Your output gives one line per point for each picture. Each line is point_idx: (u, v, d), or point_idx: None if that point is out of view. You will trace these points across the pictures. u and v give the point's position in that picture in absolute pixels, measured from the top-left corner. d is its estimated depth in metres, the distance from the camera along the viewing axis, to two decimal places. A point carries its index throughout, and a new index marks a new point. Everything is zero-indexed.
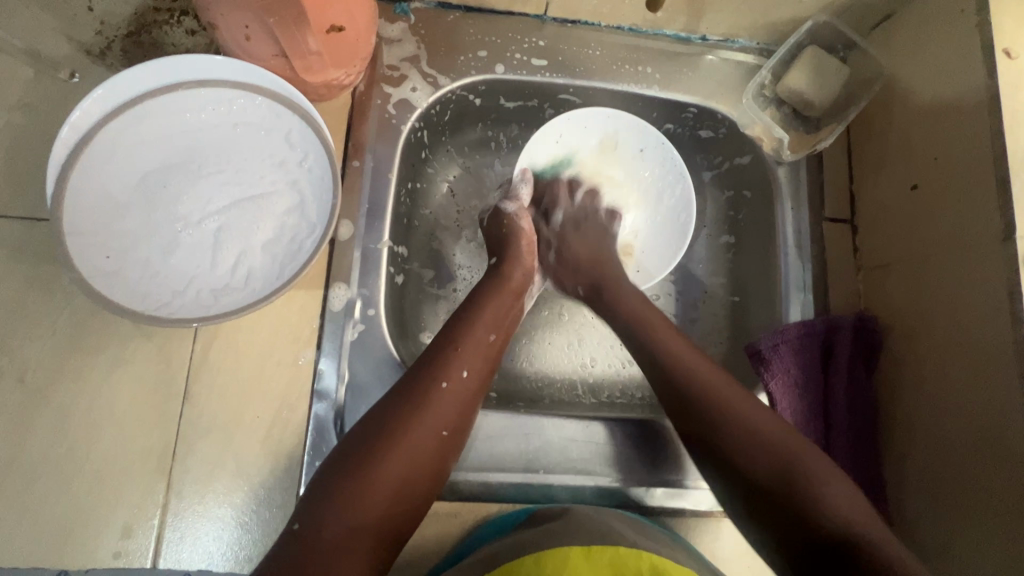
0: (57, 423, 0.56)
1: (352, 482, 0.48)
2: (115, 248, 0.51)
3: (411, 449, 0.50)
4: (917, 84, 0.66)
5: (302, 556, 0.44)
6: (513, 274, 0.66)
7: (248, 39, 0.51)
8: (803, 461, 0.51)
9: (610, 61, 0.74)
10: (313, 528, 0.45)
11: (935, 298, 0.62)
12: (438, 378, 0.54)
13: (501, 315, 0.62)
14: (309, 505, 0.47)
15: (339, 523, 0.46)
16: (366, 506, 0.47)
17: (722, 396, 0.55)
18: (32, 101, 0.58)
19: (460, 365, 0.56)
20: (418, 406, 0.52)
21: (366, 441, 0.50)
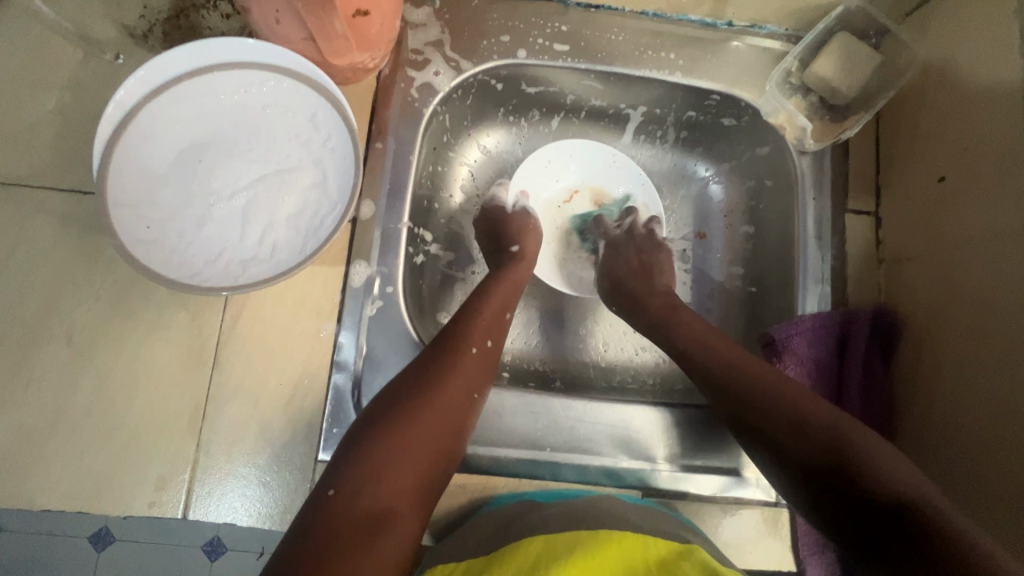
0: (99, 381, 0.60)
1: (391, 446, 0.51)
2: (154, 219, 0.54)
3: (444, 411, 0.55)
4: (952, 73, 0.64)
5: (344, 517, 0.47)
6: (516, 268, 0.70)
7: (278, 22, 0.54)
8: (849, 437, 0.51)
9: (632, 46, 0.74)
10: (350, 492, 0.48)
11: (957, 294, 0.61)
12: (463, 346, 0.59)
13: (511, 292, 0.68)
14: (339, 470, 0.50)
15: (385, 486, 0.49)
16: (407, 470, 0.51)
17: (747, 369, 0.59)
18: (82, 80, 0.62)
19: (485, 335, 0.62)
20: (444, 372, 0.57)
21: (399, 406, 0.53)
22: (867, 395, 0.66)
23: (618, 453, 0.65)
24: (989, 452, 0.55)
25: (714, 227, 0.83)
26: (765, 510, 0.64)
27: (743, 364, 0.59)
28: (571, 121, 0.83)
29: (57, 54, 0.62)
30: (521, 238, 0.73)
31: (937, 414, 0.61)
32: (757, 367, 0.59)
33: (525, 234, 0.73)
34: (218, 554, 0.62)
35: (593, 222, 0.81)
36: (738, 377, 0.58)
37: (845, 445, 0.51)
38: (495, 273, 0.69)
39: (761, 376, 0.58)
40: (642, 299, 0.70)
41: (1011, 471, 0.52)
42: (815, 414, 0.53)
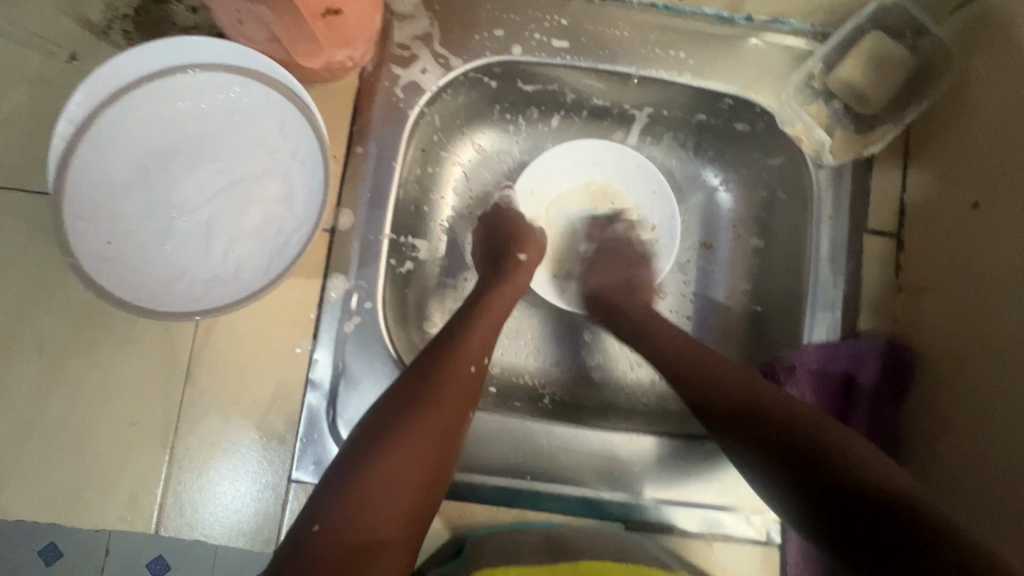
0: (70, 393, 0.59)
1: (381, 476, 0.47)
2: (115, 234, 0.51)
3: (438, 436, 0.50)
4: (996, 84, 0.57)
5: (331, 554, 0.44)
6: (518, 274, 0.65)
7: (240, 23, 0.49)
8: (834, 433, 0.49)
9: (639, 43, 0.67)
10: (336, 527, 0.45)
11: (982, 337, 0.55)
12: (464, 362, 0.54)
13: (508, 301, 0.63)
14: (325, 501, 0.46)
15: (374, 521, 0.46)
16: (400, 500, 0.47)
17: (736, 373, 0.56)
18: (43, 79, 0.59)
19: (484, 350, 0.57)
20: (438, 394, 0.52)
21: (390, 432, 0.49)
22: (874, 434, 0.62)
23: (602, 483, 0.62)
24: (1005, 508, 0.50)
25: (721, 238, 0.77)
26: (755, 548, 0.61)
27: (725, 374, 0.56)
28: (572, 119, 0.77)
29: (14, 52, 0.58)
30: (528, 248, 0.68)
31: (947, 457, 0.57)
32: (736, 369, 0.56)
33: (533, 245, 0.69)
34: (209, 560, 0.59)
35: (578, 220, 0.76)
36: (707, 385, 0.56)
37: (822, 438, 0.48)
38: (493, 281, 0.64)
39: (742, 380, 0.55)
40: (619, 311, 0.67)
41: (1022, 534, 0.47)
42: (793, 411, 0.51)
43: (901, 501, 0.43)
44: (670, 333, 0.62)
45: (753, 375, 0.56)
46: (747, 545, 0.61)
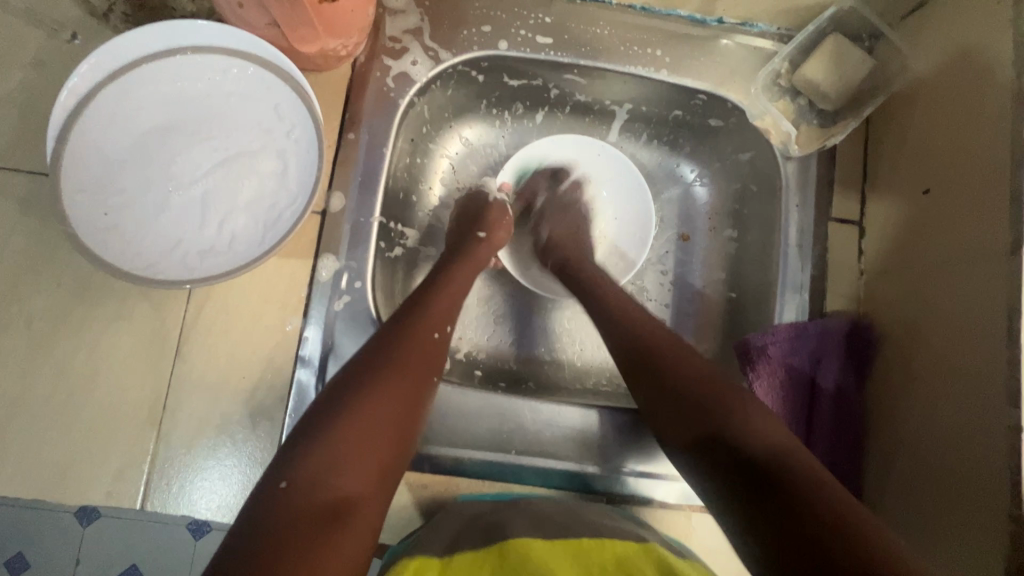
0: (58, 369, 0.59)
1: (349, 435, 0.48)
2: (112, 205, 0.53)
3: (404, 394, 0.52)
4: (943, 82, 0.62)
5: (300, 509, 0.44)
6: (478, 250, 0.68)
7: (240, 6, 0.52)
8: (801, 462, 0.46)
9: (619, 41, 0.71)
10: (306, 484, 0.45)
11: (934, 311, 0.59)
12: (427, 329, 0.57)
13: (470, 273, 0.66)
14: (292, 460, 0.47)
15: (343, 475, 0.47)
16: (369, 459, 0.48)
17: (680, 369, 0.54)
18: (41, 59, 0.60)
19: (446, 319, 0.59)
20: (402, 356, 0.54)
21: (356, 392, 0.50)
22: (840, 409, 0.65)
23: (584, 457, 0.65)
24: (970, 472, 0.52)
25: (698, 229, 0.81)
26: None
27: (675, 367, 0.54)
28: (555, 115, 0.81)
29: (15, 33, 0.60)
30: (493, 227, 0.71)
31: (911, 428, 0.60)
32: (696, 372, 0.53)
33: (498, 225, 0.71)
34: (203, 533, 0.60)
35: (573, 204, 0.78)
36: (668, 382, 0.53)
37: (783, 463, 0.46)
38: (456, 255, 0.67)
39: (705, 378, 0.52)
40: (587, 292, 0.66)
41: (990, 491, 0.50)
42: (755, 424, 0.48)
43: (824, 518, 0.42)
44: (646, 327, 0.58)
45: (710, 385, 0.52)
46: None
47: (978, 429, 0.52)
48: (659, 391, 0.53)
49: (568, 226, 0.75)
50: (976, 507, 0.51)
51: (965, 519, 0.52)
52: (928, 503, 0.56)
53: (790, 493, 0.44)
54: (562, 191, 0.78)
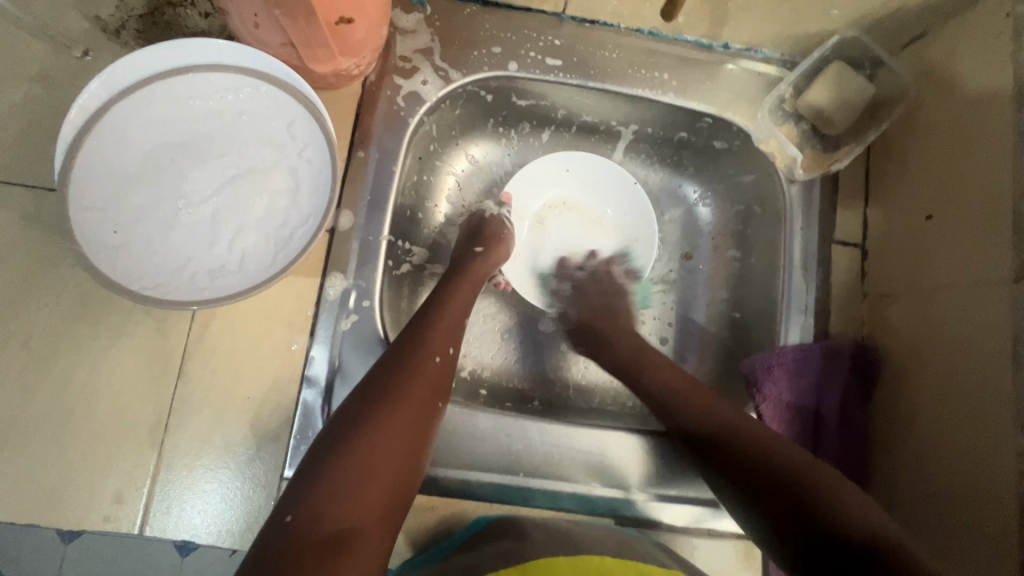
0: (57, 389, 0.58)
1: (351, 465, 0.47)
2: (122, 222, 0.52)
3: (410, 421, 0.52)
4: (944, 110, 0.63)
5: (303, 542, 0.43)
6: (477, 267, 0.68)
7: (257, 26, 0.51)
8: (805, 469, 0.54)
9: (626, 64, 0.72)
10: (309, 516, 0.44)
11: (939, 336, 0.59)
12: (429, 352, 0.56)
13: (470, 292, 0.65)
14: (296, 493, 0.46)
15: (349, 507, 0.45)
16: (374, 488, 0.47)
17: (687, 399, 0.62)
18: (47, 73, 0.59)
19: (449, 342, 0.59)
20: (406, 383, 0.53)
21: (361, 421, 0.50)
22: (846, 433, 0.65)
23: (592, 480, 0.64)
24: (986, 500, 0.52)
25: (701, 250, 0.82)
26: (738, 542, 0.63)
27: (691, 396, 0.62)
28: (562, 135, 0.82)
29: (22, 46, 0.59)
30: (491, 243, 0.71)
31: (920, 453, 0.60)
32: (705, 401, 0.62)
33: (496, 240, 0.71)
34: (189, 550, 0.58)
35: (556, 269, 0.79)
36: (685, 411, 0.61)
37: (796, 472, 0.53)
38: (457, 272, 0.67)
39: (712, 409, 0.61)
40: (608, 343, 0.70)
41: (1002, 521, 0.50)
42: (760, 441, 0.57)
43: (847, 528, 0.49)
44: (655, 360, 0.67)
45: (724, 412, 0.60)
46: (732, 539, 0.63)
47: (990, 458, 0.52)
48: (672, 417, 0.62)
49: (598, 308, 0.75)
50: (986, 535, 0.51)
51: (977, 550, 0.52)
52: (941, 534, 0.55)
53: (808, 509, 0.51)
54: (595, 265, 0.79)
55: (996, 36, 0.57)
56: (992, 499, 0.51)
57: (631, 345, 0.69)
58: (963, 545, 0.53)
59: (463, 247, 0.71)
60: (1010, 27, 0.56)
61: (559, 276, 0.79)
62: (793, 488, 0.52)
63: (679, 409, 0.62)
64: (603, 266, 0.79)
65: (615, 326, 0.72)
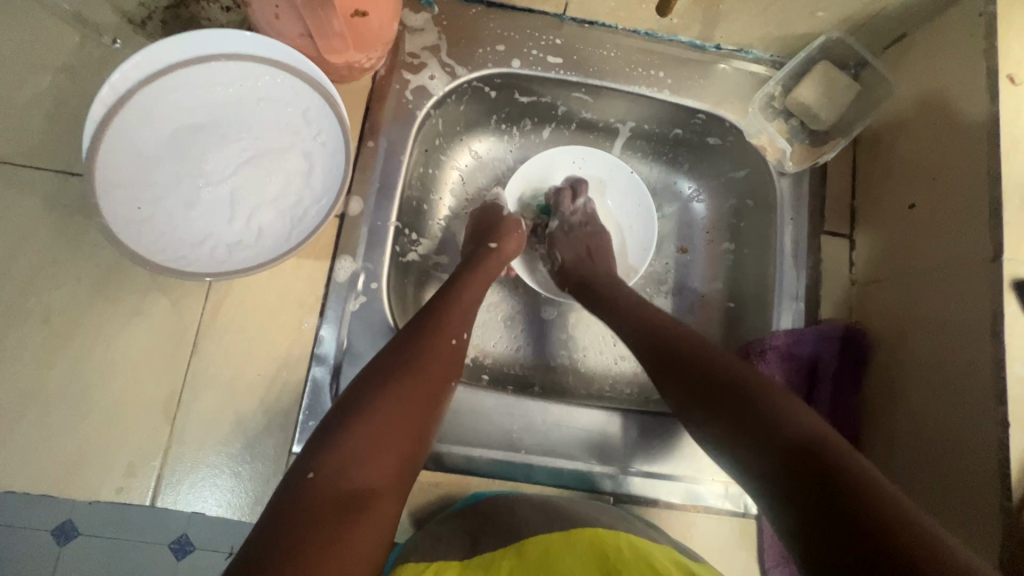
0: (74, 364, 0.60)
1: (370, 428, 0.49)
2: (146, 199, 0.55)
3: (424, 394, 0.54)
4: (923, 105, 0.66)
5: (324, 497, 0.45)
6: (491, 259, 0.70)
7: (277, 17, 0.54)
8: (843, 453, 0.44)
9: (623, 63, 0.76)
10: (331, 473, 0.46)
11: (922, 318, 0.62)
12: (447, 334, 0.59)
13: (484, 283, 0.68)
14: (316, 452, 0.48)
15: (367, 468, 0.48)
16: (389, 452, 0.49)
17: (679, 339, 0.58)
18: (75, 63, 0.62)
19: (463, 326, 0.61)
20: (423, 359, 0.55)
21: (378, 389, 0.52)
22: (835, 414, 0.68)
23: (589, 457, 0.66)
24: (967, 471, 0.54)
25: (696, 243, 0.85)
26: (734, 521, 0.65)
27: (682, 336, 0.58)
28: (561, 132, 0.85)
29: (54, 35, 0.62)
30: (502, 238, 0.73)
31: (906, 431, 0.62)
32: (696, 343, 0.57)
33: (508, 236, 0.73)
34: (185, 554, 0.59)
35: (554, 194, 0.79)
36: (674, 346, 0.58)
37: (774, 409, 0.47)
38: (467, 264, 0.69)
39: (696, 349, 0.56)
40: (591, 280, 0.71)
41: (985, 489, 0.52)
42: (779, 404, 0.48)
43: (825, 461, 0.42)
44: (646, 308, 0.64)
45: (714, 352, 0.55)
46: (726, 516, 0.65)
47: (971, 433, 0.54)
48: (660, 352, 0.58)
49: (579, 252, 0.75)
50: (970, 507, 0.53)
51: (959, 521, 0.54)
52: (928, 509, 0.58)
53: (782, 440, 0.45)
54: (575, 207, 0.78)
55: (971, 35, 0.61)
56: (974, 472, 0.54)
57: (641, 303, 0.65)
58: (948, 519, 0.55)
59: (473, 239, 0.75)
60: (983, 27, 0.60)
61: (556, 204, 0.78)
62: (764, 417, 0.47)
63: (659, 342, 0.59)
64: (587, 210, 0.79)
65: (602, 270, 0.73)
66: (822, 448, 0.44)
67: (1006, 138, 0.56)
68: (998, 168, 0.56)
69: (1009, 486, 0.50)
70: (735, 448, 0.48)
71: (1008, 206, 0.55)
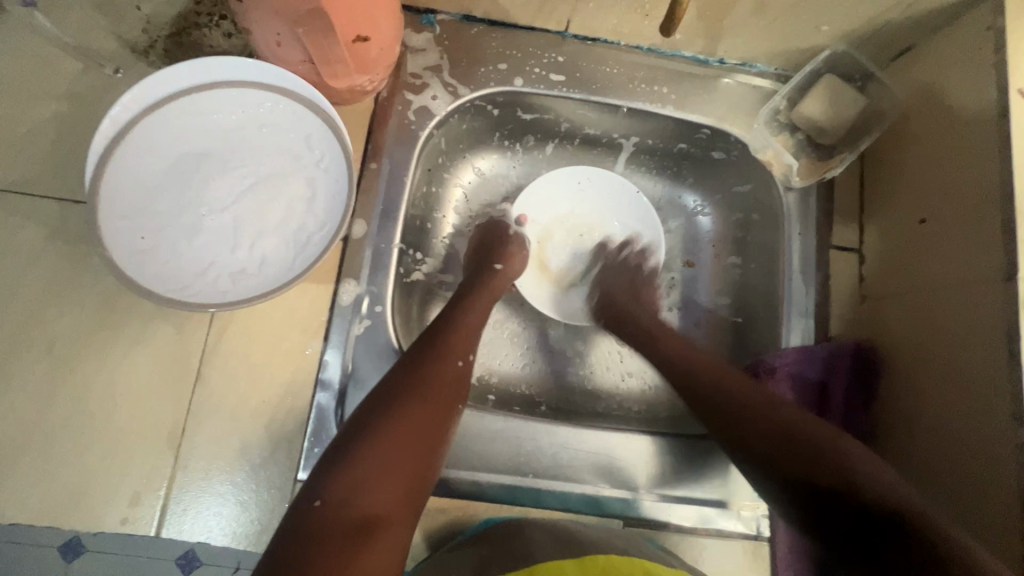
0: (79, 393, 0.59)
1: (373, 455, 0.49)
2: (149, 229, 0.55)
3: (433, 418, 0.53)
4: (932, 119, 0.66)
5: (331, 526, 0.45)
6: (495, 279, 0.70)
7: (279, 45, 0.53)
8: (908, 497, 0.51)
9: (626, 79, 0.75)
10: (334, 502, 0.46)
11: (935, 336, 0.61)
12: (452, 356, 0.58)
13: (487, 303, 0.67)
14: (321, 480, 0.48)
15: (374, 495, 0.48)
16: (393, 479, 0.49)
17: (716, 377, 0.62)
18: (77, 92, 0.62)
19: (469, 347, 0.61)
20: (430, 383, 0.54)
21: (383, 414, 0.51)
22: (847, 431, 0.67)
23: (598, 480, 0.65)
24: (989, 495, 0.53)
25: (702, 258, 0.84)
26: (746, 543, 0.64)
27: (715, 375, 0.63)
28: (565, 147, 0.85)
29: (56, 64, 0.62)
30: (506, 259, 0.73)
31: (922, 453, 0.61)
32: (734, 381, 0.62)
33: (511, 256, 0.73)
34: (192, 568, 0.58)
35: (596, 248, 0.82)
36: (711, 390, 0.62)
37: (818, 452, 0.54)
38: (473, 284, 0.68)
39: (727, 382, 0.61)
40: (631, 316, 0.73)
41: (1004, 516, 0.51)
42: (804, 431, 0.56)
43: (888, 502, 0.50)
44: (677, 345, 0.67)
45: (749, 392, 0.60)
46: (738, 538, 0.64)
47: (989, 457, 0.53)
48: (695, 390, 0.63)
49: (626, 287, 0.76)
50: (989, 533, 0.52)
51: (981, 547, 0.53)
52: (947, 534, 0.56)
53: (846, 487, 0.52)
54: (624, 256, 0.79)
55: (978, 48, 0.60)
56: (992, 498, 0.52)
57: (674, 339, 0.68)
58: (968, 545, 0.54)
59: (476, 259, 0.74)
60: (991, 40, 0.59)
61: (599, 254, 0.81)
62: (810, 457, 0.54)
63: (697, 379, 0.63)
64: (636, 258, 0.79)
65: (638, 305, 0.74)
66: (875, 495, 0.51)
67: (1017, 154, 0.55)
68: (1010, 184, 0.55)
69: None
70: (788, 488, 0.55)
71: (1021, 223, 0.54)
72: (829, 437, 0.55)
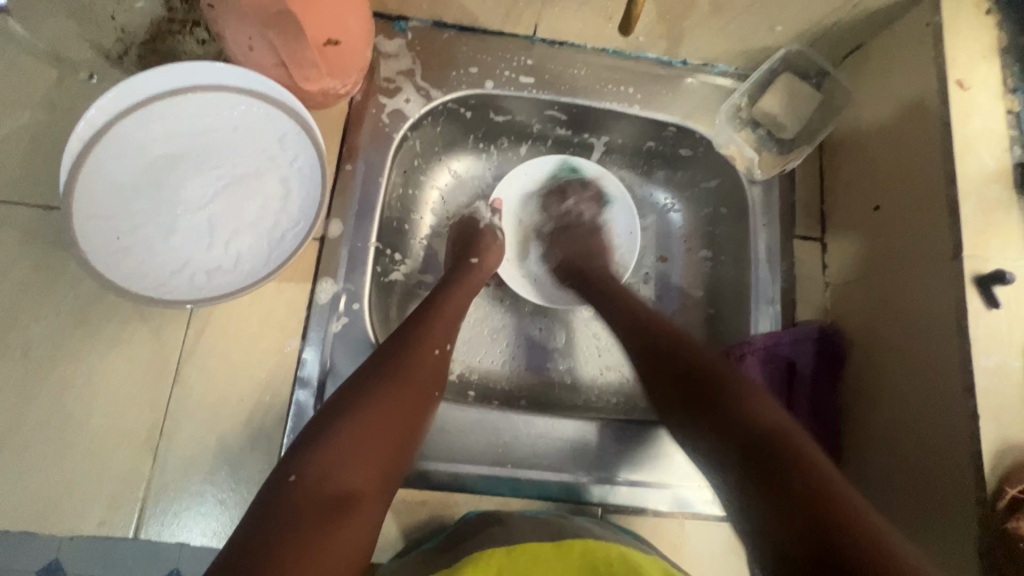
0: (55, 397, 0.59)
1: (350, 435, 0.50)
2: (124, 228, 0.56)
3: (410, 403, 0.55)
4: (882, 112, 0.69)
5: (305, 502, 0.46)
6: (472, 271, 0.71)
7: (251, 49, 0.55)
8: (817, 473, 0.48)
9: (592, 80, 0.78)
10: (312, 477, 0.47)
11: (893, 316, 0.64)
12: (431, 345, 0.59)
13: (466, 294, 0.69)
14: (299, 457, 0.48)
15: (351, 474, 0.48)
16: (370, 459, 0.50)
17: (694, 359, 0.61)
18: (52, 100, 0.63)
19: (447, 337, 0.62)
20: (407, 370, 0.56)
21: (361, 397, 0.52)
22: (815, 413, 0.69)
23: (576, 469, 0.66)
24: (945, 462, 0.55)
25: (675, 252, 0.87)
26: (723, 526, 0.66)
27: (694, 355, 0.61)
28: (539, 148, 0.87)
29: (30, 72, 0.63)
30: (483, 253, 0.74)
31: (886, 429, 0.63)
32: (708, 365, 0.60)
33: (486, 250, 0.75)
34: None
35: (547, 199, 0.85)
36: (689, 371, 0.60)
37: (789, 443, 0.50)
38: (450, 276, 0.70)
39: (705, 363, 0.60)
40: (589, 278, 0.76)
41: (962, 483, 0.53)
42: (760, 416, 0.53)
43: (813, 487, 0.46)
44: (657, 324, 0.66)
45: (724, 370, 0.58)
46: (715, 521, 0.66)
47: (946, 427, 0.55)
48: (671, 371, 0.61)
49: (581, 249, 0.80)
50: (951, 501, 0.54)
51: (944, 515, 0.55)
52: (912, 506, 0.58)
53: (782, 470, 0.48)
54: (586, 218, 0.83)
55: (920, 44, 0.64)
56: (949, 467, 0.55)
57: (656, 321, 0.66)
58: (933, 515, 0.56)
59: (454, 252, 0.76)
60: (931, 35, 0.63)
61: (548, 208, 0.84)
62: (771, 447, 0.50)
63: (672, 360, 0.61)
64: (577, 208, 0.83)
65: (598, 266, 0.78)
66: (816, 481, 0.47)
67: (959, 141, 0.59)
68: (953, 168, 0.58)
69: (984, 478, 0.51)
70: (741, 478, 0.51)
71: (965, 204, 0.57)
72: (790, 429, 0.52)
